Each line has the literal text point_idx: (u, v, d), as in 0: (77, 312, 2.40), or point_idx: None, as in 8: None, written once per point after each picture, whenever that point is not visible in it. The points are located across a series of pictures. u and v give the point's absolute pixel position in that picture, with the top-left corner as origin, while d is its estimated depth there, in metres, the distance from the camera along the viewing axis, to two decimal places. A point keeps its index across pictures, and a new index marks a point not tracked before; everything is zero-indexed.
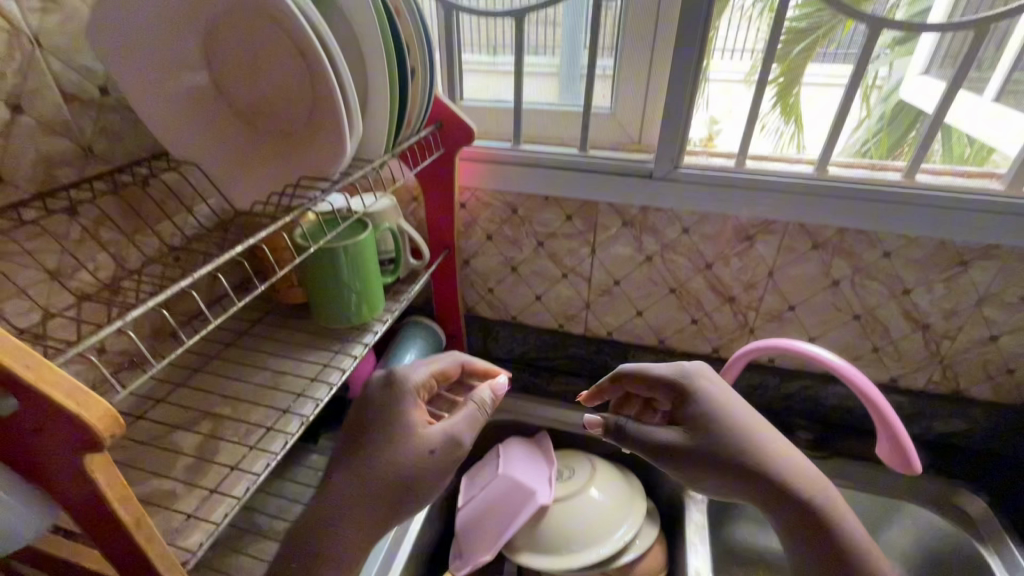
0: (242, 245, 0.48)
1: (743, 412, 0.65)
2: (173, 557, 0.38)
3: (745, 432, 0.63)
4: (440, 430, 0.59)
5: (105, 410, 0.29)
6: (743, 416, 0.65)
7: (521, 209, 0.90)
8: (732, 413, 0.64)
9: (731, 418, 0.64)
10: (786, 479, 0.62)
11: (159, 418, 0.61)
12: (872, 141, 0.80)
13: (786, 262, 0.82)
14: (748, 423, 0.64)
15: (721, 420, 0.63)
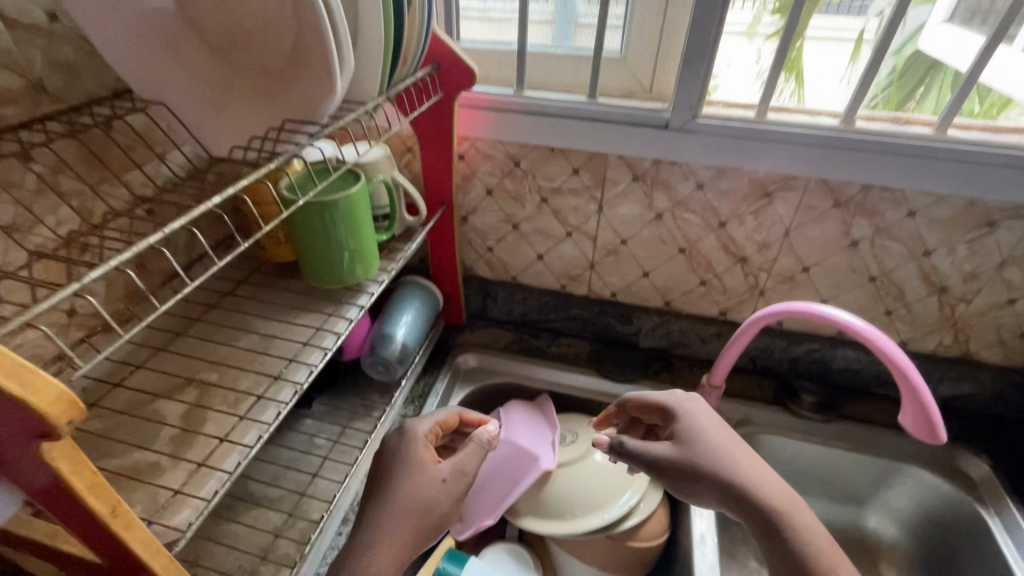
0: (220, 196, 0.42)
1: (725, 435, 0.65)
2: (159, 544, 0.35)
3: (726, 452, 0.63)
4: (450, 464, 0.62)
5: (56, 393, 0.25)
6: (724, 440, 0.64)
7: (525, 162, 0.84)
8: (713, 434, 0.64)
9: (714, 439, 0.64)
10: (771, 499, 0.60)
11: (139, 385, 0.57)
12: (882, 95, 0.75)
13: (803, 221, 0.78)
14: (730, 445, 0.64)
15: (703, 439, 0.64)
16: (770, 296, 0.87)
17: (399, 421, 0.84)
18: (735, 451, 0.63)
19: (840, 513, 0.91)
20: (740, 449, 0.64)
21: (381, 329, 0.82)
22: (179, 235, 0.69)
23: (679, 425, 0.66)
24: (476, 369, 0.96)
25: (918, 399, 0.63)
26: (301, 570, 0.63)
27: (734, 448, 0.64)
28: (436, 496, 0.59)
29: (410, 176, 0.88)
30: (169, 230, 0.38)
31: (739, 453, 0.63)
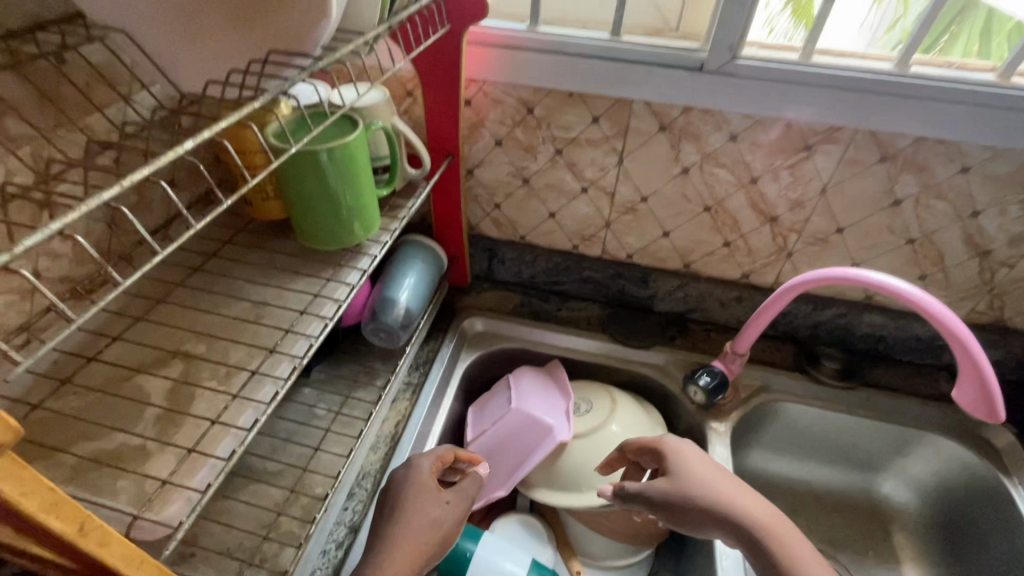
0: (194, 141, 0.34)
1: (712, 465, 0.63)
2: (144, 553, 0.30)
3: (714, 482, 0.61)
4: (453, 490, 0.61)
5: None
6: (712, 471, 0.62)
7: (539, 109, 0.75)
8: (699, 466, 0.62)
9: (701, 471, 0.62)
10: (766, 528, 0.58)
11: (117, 359, 0.51)
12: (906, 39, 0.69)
13: (844, 177, 0.72)
14: (717, 476, 0.62)
15: (689, 471, 0.62)
16: (798, 259, 0.81)
17: (404, 389, 0.79)
18: (723, 481, 0.61)
19: (853, 480, 0.89)
20: (728, 479, 0.62)
21: (383, 293, 0.75)
22: (152, 190, 0.61)
23: (665, 460, 0.64)
24: (483, 334, 0.91)
25: (976, 371, 0.59)
26: (307, 549, 0.60)
27: (723, 478, 0.62)
28: (440, 515, 0.58)
29: (411, 123, 0.80)
30: (131, 181, 0.30)
31: (728, 484, 0.61)
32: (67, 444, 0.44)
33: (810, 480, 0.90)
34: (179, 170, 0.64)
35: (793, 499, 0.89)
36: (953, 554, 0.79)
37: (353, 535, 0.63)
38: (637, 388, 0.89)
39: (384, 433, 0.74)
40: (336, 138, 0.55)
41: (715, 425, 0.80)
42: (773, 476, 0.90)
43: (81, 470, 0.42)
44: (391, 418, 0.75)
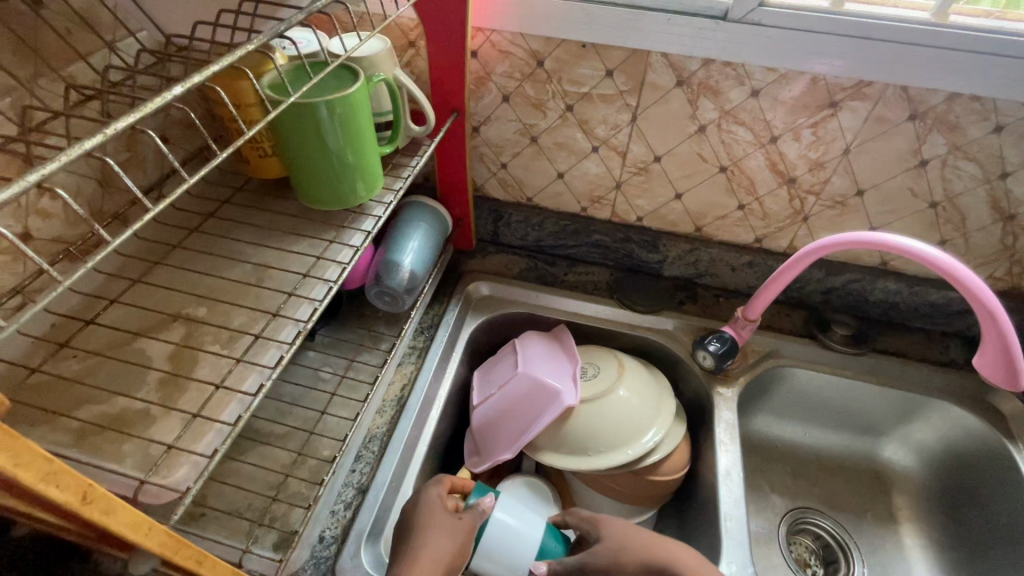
0: (182, 88, 0.32)
1: (628, 527, 0.59)
2: (150, 520, 0.29)
3: (633, 545, 0.57)
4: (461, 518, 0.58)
5: None
6: (630, 535, 0.58)
7: (550, 61, 0.71)
8: (615, 533, 0.59)
9: (617, 538, 0.58)
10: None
11: (116, 322, 0.50)
12: None
13: (869, 136, 0.68)
14: (633, 539, 0.57)
15: (618, 535, 0.58)
16: (814, 222, 0.79)
17: (409, 353, 0.78)
18: (646, 543, 0.57)
19: (856, 444, 0.90)
20: (646, 539, 0.57)
21: (387, 255, 0.73)
22: (145, 145, 0.58)
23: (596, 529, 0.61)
24: (489, 298, 0.90)
25: (1001, 339, 0.58)
26: (316, 510, 0.60)
27: (640, 539, 0.57)
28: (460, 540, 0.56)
29: (413, 77, 0.76)
30: (114, 130, 0.28)
31: (645, 544, 0.57)
32: (68, 408, 0.43)
33: (813, 445, 0.91)
34: (170, 124, 0.61)
35: (795, 463, 0.90)
36: (950, 516, 0.81)
37: (361, 496, 0.63)
38: (644, 353, 0.88)
39: (390, 397, 0.73)
40: (336, 90, 0.51)
41: (722, 390, 0.79)
42: (777, 441, 0.91)
43: (86, 434, 0.42)
44: (397, 381, 0.75)
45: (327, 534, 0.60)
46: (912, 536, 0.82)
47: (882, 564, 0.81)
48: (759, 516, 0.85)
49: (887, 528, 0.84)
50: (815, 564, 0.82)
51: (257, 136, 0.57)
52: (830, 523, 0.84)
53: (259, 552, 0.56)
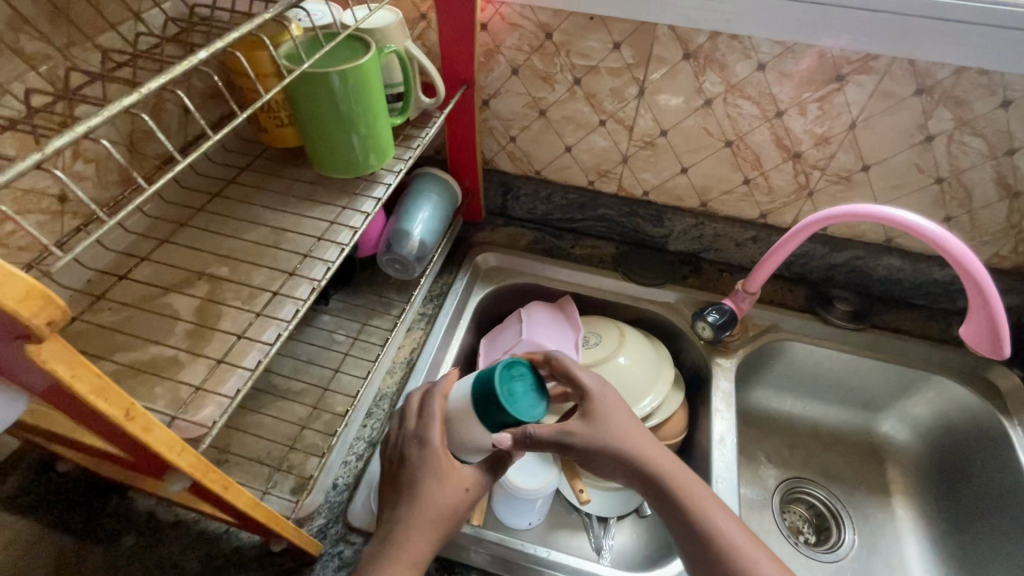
0: (207, 54, 0.37)
1: (626, 413, 0.61)
2: (183, 443, 0.33)
3: (618, 437, 0.58)
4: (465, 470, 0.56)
5: (24, 287, 0.22)
6: (626, 421, 0.60)
7: (558, 34, 0.72)
8: (611, 412, 0.60)
9: (616, 417, 0.60)
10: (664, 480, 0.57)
11: (147, 278, 0.54)
12: None
13: (875, 111, 0.68)
14: (630, 427, 0.59)
15: (606, 423, 0.59)
16: (819, 198, 0.79)
17: (419, 319, 0.82)
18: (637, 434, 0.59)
19: (853, 418, 0.92)
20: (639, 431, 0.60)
21: (397, 224, 0.76)
22: (169, 113, 0.61)
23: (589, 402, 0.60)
24: (497, 269, 0.93)
25: (988, 312, 0.59)
26: (329, 459, 0.64)
27: (637, 429, 0.60)
28: (457, 499, 0.54)
29: (425, 50, 0.78)
30: (147, 89, 0.33)
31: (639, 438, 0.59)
32: (106, 352, 0.47)
33: (811, 417, 0.93)
34: (194, 94, 0.64)
35: (793, 434, 0.92)
36: (942, 487, 0.83)
37: (372, 449, 0.67)
38: (646, 325, 0.91)
39: (400, 359, 0.77)
40: (348, 60, 0.54)
41: (720, 361, 0.81)
42: (776, 413, 0.93)
43: (122, 376, 0.46)
44: (407, 344, 0.79)
45: (340, 482, 0.64)
46: (903, 506, 0.85)
47: (872, 531, 0.83)
48: (754, 484, 0.88)
49: (880, 499, 0.86)
50: (807, 532, 0.84)
51: (275, 106, 0.60)
52: (823, 493, 0.87)
53: (278, 495, 0.61)
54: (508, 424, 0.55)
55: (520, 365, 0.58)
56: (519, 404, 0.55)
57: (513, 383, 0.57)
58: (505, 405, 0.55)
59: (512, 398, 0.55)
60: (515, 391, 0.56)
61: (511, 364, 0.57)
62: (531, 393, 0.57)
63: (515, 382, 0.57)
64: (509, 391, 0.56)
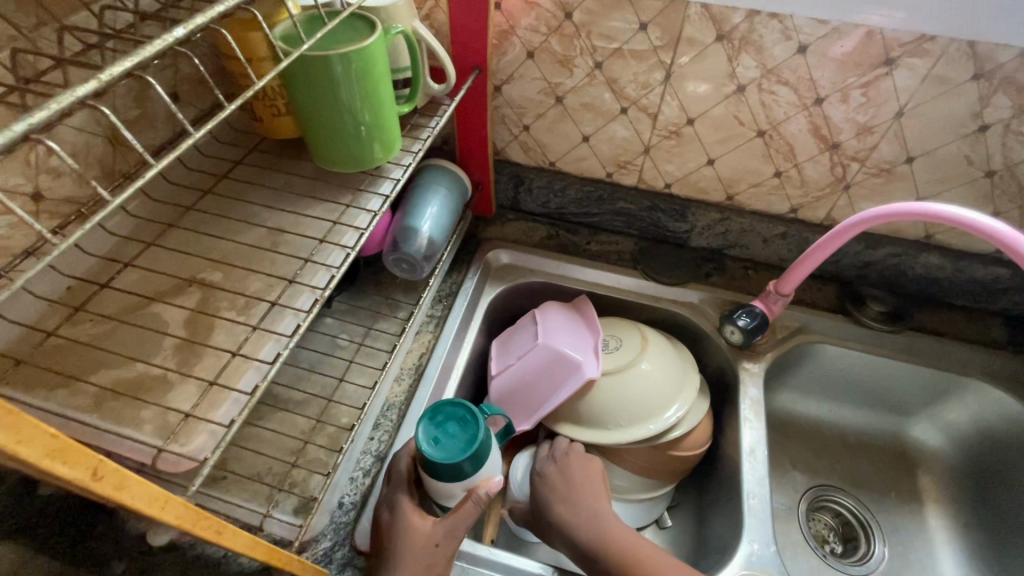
0: (182, 34, 0.31)
1: (584, 469, 0.64)
2: (167, 494, 0.28)
3: (585, 499, 0.61)
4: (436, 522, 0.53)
5: None
6: (576, 482, 0.63)
7: (579, 14, 0.66)
8: (558, 480, 0.63)
9: (566, 481, 0.63)
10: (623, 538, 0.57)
11: (131, 286, 0.49)
12: None
13: (926, 97, 0.63)
14: (576, 489, 0.62)
15: (577, 485, 0.62)
16: (855, 192, 0.74)
17: (427, 321, 0.77)
18: (583, 496, 0.61)
19: (883, 422, 0.87)
20: (592, 490, 0.62)
21: (405, 221, 0.71)
22: (154, 102, 0.56)
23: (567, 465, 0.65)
24: (508, 267, 0.87)
25: None
26: (335, 477, 0.60)
27: (591, 490, 0.62)
28: (432, 556, 0.52)
29: (433, 31, 0.71)
30: (110, 74, 0.27)
31: (589, 493, 0.61)
32: (85, 372, 0.42)
33: (838, 422, 0.88)
34: (181, 81, 0.58)
35: (818, 440, 0.88)
36: (976, 496, 0.79)
37: (380, 464, 0.63)
38: (667, 325, 0.86)
39: (408, 365, 0.72)
40: (352, 40, 0.48)
41: (748, 366, 0.77)
42: (800, 417, 0.89)
43: (104, 400, 0.41)
44: (416, 349, 0.74)
45: (346, 500, 0.60)
46: (936, 515, 0.81)
47: (904, 543, 0.79)
48: (779, 492, 0.84)
49: (911, 508, 0.82)
50: (834, 542, 0.81)
51: (270, 93, 0.54)
52: (851, 501, 0.83)
53: (280, 517, 0.56)
54: (449, 471, 0.54)
55: (446, 406, 0.57)
56: (443, 449, 0.55)
57: (442, 427, 0.57)
58: (432, 453, 0.54)
59: (436, 443, 0.55)
60: (445, 433, 0.56)
61: (430, 411, 0.57)
62: (462, 434, 0.56)
63: (444, 426, 0.57)
64: (436, 437, 0.56)
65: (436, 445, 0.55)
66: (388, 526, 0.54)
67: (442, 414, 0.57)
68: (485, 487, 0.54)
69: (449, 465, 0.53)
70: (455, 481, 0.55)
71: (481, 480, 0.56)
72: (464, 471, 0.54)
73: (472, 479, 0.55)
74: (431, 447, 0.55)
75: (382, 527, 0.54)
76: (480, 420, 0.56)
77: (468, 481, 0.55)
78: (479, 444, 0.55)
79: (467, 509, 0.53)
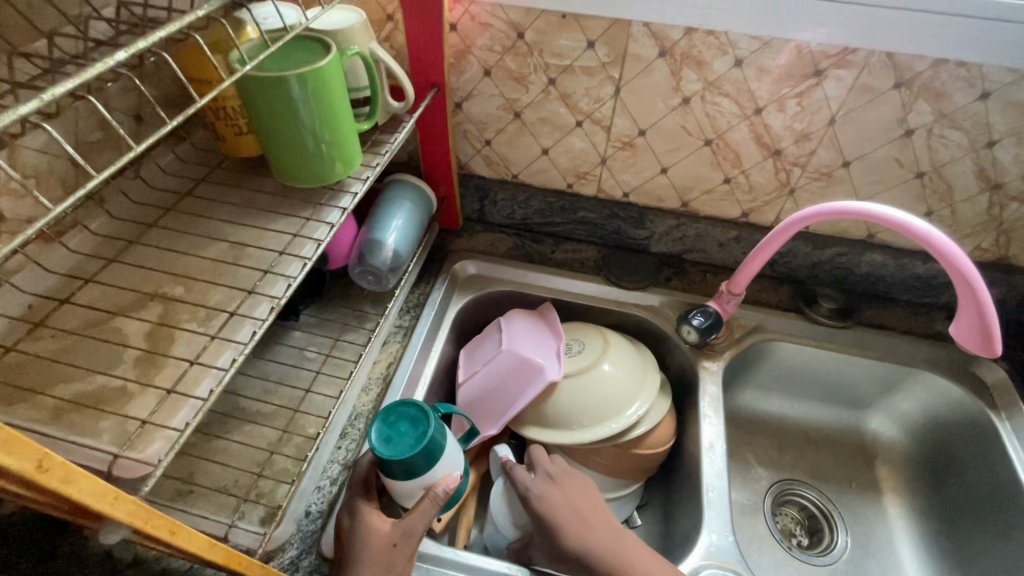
0: (125, 57, 0.33)
1: (583, 487, 0.65)
2: (115, 490, 0.29)
3: (586, 513, 0.62)
4: (392, 526, 0.55)
5: None
6: (580, 503, 0.63)
7: (530, 33, 0.70)
8: (559, 497, 0.63)
9: (570, 502, 0.62)
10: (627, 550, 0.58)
11: (92, 301, 0.50)
12: None
13: (855, 106, 0.67)
14: (583, 509, 0.62)
15: (576, 501, 0.63)
16: (800, 195, 0.78)
17: (395, 332, 0.79)
18: (591, 518, 0.61)
19: (842, 416, 0.90)
20: (595, 506, 0.63)
21: (369, 235, 0.73)
22: (118, 123, 0.57)
23: (564, 481, 0.65)
24: (475, 277, 0.90)
25: (975, 303, 0.57)
26: (301, 485, 0.61)
27: (591, 505, 0.63)
28: (389, 557, 0.53)
29: (393, 52, 0.75)
30: (51, 93, 0.29)
31: (595, 509, 0.62)
32: (45, 386, 0.43)
33: (800, 418, 0.91)
34: (145, 104, 0.60)
35: (782, 436, 0.90)
36: (932, 483, 0.82)
37: (347, 472, 0.64)
38: (631, 329, 0.88)
39: (376, 375, 0.74)
40: (307, 62, 0.50)
41: (707, 365, 0.79)
42: (764, 416, 0.92)
43: (63, 412, 0.42)
44: (383, 359, 0.75)
45: (313, 509, 0.61)
46: (895, 504, 0.83)
47: (865, 533, 0.82)
48: (744, 488, 0.86)
49: (871, 498, 0.85)
50: (800, 535, 0.83)
51: (230, 112, 0.56)
52: (814, 494, 0.85)
53: (246, 527, 0.57)
54: (403, 469, 0.56)
55: (399, 406, 0.59)
56: (394, 447, 0.57)
57: (395, 426, 0.59)
58: (384, 452, 0.56)
59: (388, 442, 0.57)
60: (397, 432, 0.58)
61: (383, 412, 0.59)
62: (412, 433, 0.58)
63: (396, 425, 0.58)
64: (388, 436, 0.58)
65: (388, 443, 0.57)
66: (346, 530, 0.55)
67: (394, 413, 0.59)
68: (443, 485, 0.56)
69: (401, 463, 0.55)
70: (410, 479, 0.57)
71: (439, 479, 0.57)
72: (417, 468, 0.56)
73: (428, 477, 0.57)
74: (382, 446, 0.57)
75: (343, 532, 0.56)
76: (430, 418, 0.58)
77: (426, 479, 0.57)
78: (430, 442, 0.57)
79: (424, 507, 0.55)
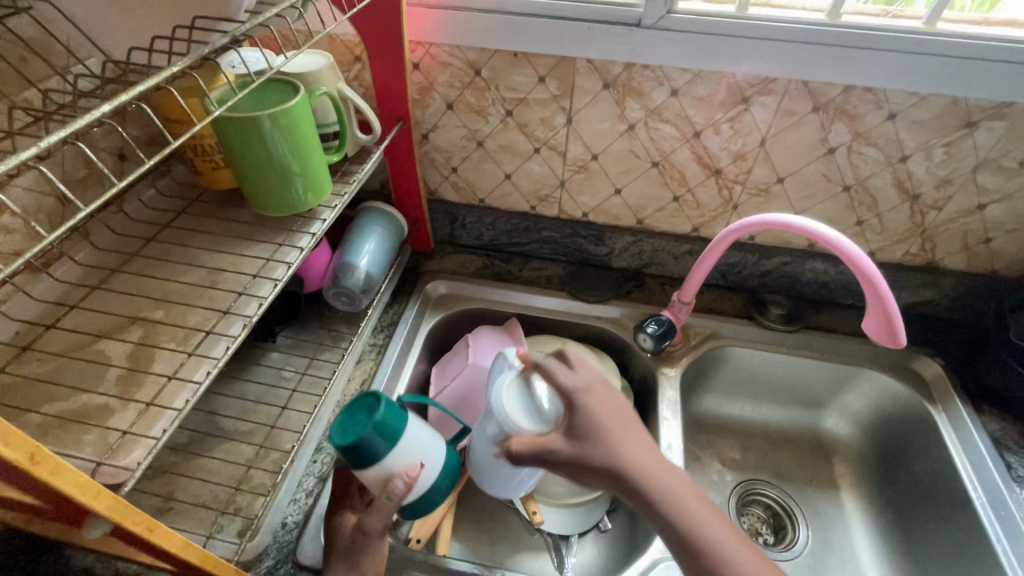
0: (109, 108, 0.37)
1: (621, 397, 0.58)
2: (98, 485, 0.33)
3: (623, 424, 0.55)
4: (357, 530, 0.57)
5: None
6: (617, 412, 0.56)
7: (486, 70, 0.76)
8: (601, 402, 0.56)
9: (610, 409, 0.56)
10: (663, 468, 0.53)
11: (78, 325, 0.54)
12: None
13: (781, 128, 0.74)
14: (618, 419, 0.55)
15: (615, 410, 0.56)
16: (743, 210, 0.85)
17: (369, 350, 0.83)
18: (631, 431, 0.55)
19: (800, 417, 0.95)
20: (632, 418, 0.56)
21: (342, 259, 0.77)
22: (103, 161, 0.62)
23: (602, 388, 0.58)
24: (446, 296, 0.94)
25: (880, 304, 0.63)
26: (277, 497, 0.63)
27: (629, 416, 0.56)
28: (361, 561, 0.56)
29: (361, 89, 0.81)
30: (46, 142, 0.33)
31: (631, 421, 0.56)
32: (34, 404, 0.47)
33: (760, 419, 0.96)
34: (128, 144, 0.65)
35: (744, 438, 0.95)
36: (886, 477, 0.86)
37: (322, 484, 0.67)
38: (596, 340, 0.93)
39: (351, 392, 0.77)
40: (277, 103, 0.56)
41: (665, 370, 0.85)
42: (727, 420, 0.96)
43: (49, 428, 0.45)
44: (358, 376, 0.79)
45: (289, 520, 0.64)
46: (852, 499, 0.88)
47: (825, 527, 0.85)
48: (710, 489, 0.90)
49: (830, 494, 0.89)
50: (764, 531, 0.86)
51: (208, 148, 0.62)
52: (776, 492, 0.89)
53: (223, 539, 0.59)
54: (361, 457, 0.55)
55: (355, 396, 0.58)
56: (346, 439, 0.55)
57: (350, 416, 0.57)
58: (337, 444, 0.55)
59: (342, 432, 0.56)
60: (351, 421, 0.57)
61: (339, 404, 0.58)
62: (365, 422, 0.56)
63: (351, 414, 0.57)
64: (343, 427, 0.57)
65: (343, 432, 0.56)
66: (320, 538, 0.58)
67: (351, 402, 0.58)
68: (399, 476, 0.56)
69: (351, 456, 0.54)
70: (369, 470, 0.56)
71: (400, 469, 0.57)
72: (372, 458, 0.55)
73: (388, 466, 0.57)
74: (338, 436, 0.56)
75: None
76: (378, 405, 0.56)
77: (387, 468, 0.57)
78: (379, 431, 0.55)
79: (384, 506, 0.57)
